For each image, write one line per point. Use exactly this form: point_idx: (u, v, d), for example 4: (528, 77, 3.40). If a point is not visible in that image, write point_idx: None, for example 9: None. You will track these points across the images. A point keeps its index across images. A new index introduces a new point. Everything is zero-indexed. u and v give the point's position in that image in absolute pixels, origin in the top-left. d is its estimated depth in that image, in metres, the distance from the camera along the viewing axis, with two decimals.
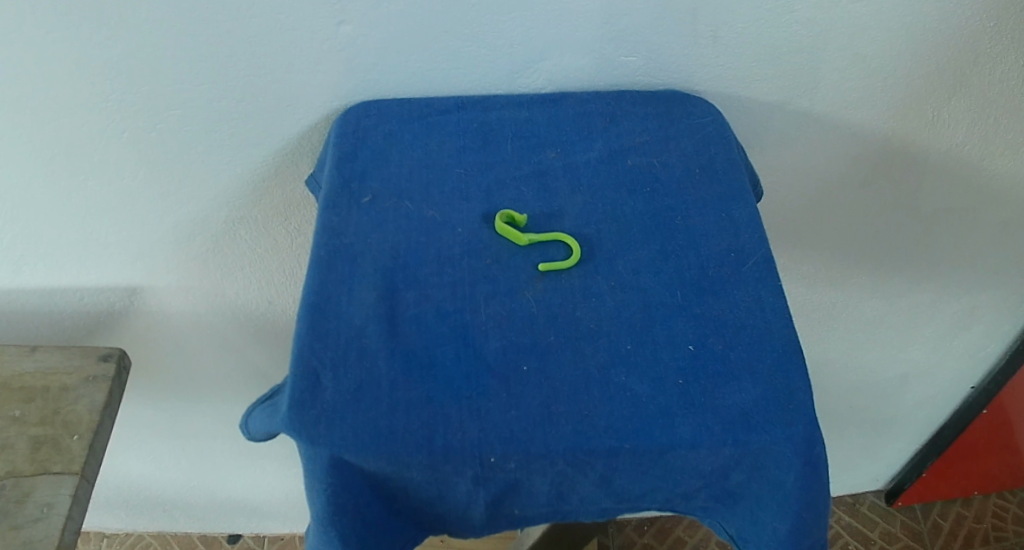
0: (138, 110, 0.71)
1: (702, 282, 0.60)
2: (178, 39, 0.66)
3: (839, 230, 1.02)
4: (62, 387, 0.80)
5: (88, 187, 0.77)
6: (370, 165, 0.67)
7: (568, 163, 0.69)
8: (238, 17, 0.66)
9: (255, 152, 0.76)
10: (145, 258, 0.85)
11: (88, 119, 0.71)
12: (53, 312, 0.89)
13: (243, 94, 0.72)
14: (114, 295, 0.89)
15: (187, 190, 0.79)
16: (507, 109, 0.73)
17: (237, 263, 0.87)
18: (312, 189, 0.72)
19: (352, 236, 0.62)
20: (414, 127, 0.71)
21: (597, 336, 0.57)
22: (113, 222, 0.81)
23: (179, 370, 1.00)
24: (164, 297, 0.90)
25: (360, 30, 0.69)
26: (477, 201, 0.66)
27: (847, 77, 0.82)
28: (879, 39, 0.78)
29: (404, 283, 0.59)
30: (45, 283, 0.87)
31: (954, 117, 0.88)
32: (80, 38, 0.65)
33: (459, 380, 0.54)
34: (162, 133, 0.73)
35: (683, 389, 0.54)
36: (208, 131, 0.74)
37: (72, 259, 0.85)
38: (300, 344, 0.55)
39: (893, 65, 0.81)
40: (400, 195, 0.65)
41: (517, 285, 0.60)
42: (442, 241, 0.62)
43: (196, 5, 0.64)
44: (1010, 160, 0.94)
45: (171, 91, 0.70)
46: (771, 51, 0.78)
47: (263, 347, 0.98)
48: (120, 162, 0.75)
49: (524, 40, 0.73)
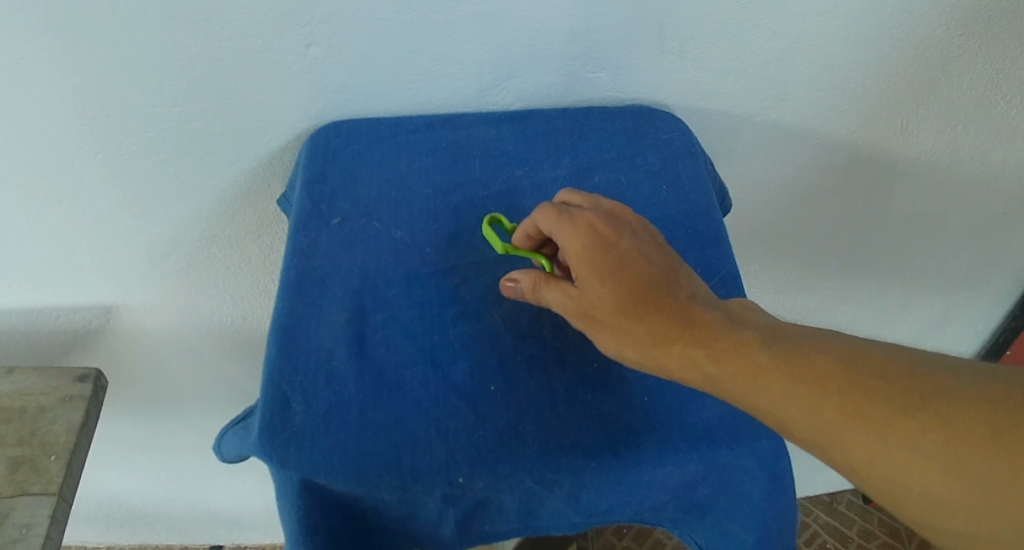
0: (109, 132, 0.72)
1: None
2: (147, 62, 0.67)
3: (807, 238, 1.04)
4: (39, 408, 0.80)
5: (61, 208, 0.77)
6: (339, 187, 0.69)
7: (536, 181, 0.71)
8: (207, 39, 0.66)
9: (229, 171, 0.78)
10: (120, 277, 0.86)
11: (60, 143, 0.71)
12: (29, 331, 0.90)
13: (214, 115, 0.72)
14: (89, 314, 0.89)
15: (161, 209, 0.80)
16: (475, 127, 0.74)
17: (213, 280, 0.88)
18: (284, 209, 0.75)
19: (321, 257, 0.63)
20: (384, 146, 0.72)
21: (564, 355, 0.58)
22: (86, 243, 0.82)
23: (157, 386, 1.00)
24: (139, 314, 0.90)
25: (328, 51, 0.70)
26: (446, 221, 0.67)
27: (813, 88, 0.83)
28: (844, 51, 0.80)
29: (373, 305, 0.60)
30: (20, 304, 0.87)
31: (923, 125, 0.89)
32: (50, 63, 0.65)
33: (427, 401, 0.55)
34: (134, 152, 0.74)
35: (648, 407, 0.56)
36: (179, 151, 0.75)
37: (46, 280, 0.85)
38: (269, 368, 0.56)
39: (859, 75, 0.82)
40: (369, 216, 0.67)
41: (484, 304, 0.61)
42: (411, 262, 0.63)
43: (164, 28, 0.65)
44: (981, 165, 0.95)
45: (141, 113, 0.71)
46: (737, 65, 0.79)
47: (242, 361, 0.99)
48: (92, 183, 0.76)
49: (492, 58, 0.74)
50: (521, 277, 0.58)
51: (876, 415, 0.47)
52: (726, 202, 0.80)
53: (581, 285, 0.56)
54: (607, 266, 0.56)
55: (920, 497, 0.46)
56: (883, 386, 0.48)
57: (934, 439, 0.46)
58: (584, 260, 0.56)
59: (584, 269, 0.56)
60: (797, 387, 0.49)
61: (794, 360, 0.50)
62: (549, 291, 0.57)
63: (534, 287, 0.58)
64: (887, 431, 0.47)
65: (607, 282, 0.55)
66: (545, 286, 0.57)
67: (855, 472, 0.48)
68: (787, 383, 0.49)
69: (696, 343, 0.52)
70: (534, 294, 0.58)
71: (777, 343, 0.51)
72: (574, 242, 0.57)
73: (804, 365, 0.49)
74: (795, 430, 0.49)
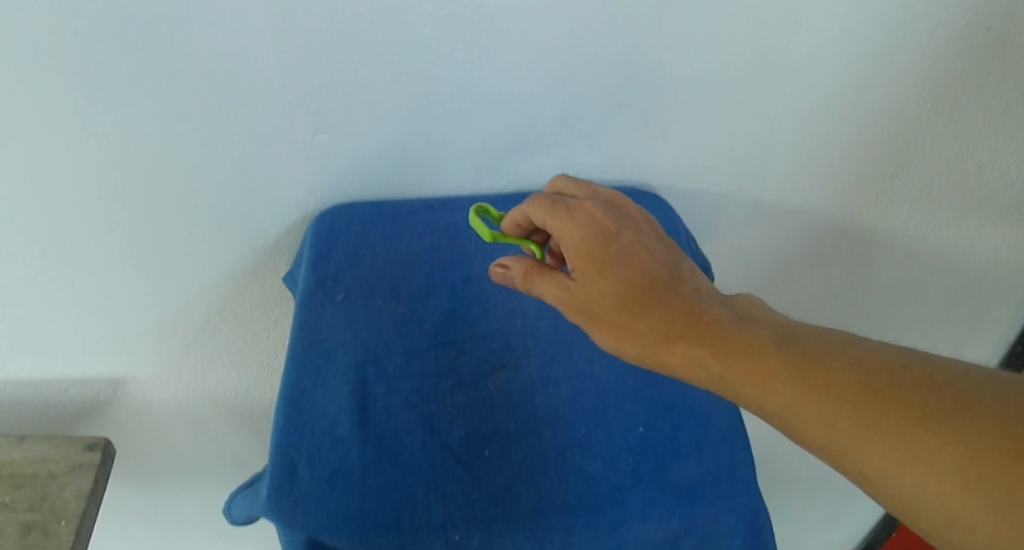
0: (133, 215, 0.77)
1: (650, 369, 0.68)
2: (173, 151, 0.73)
3: (788, 308, 1.09)
4: (49, 475, 0.82)
5: (81, 285, 0.82)
6: (342, 264, 0.72)
7: None
8: (227, 131, 0.73)
9: (240, 249, 0.83)
10: (130, 351, 0.90)
11: (87, 224, 0.77)
12: (39, 404, 0.92)
13: (229, 198, 0.78)
14: (98, 386, 0.92)
15: (176, 286, 0.85)
16: (473, 207, 0.77)
17: (220, 353, 0.92)
18: (290, 286, 0.81)
19: (326, 331, 0.67)
20: (386, 226, 0.74)
21: (553, 421, 0.65)
22: (104, 321, 0.86)
23: (158, 457, 1.02)
24: (147, 387, 0.94)
25: (336, 138, 0.76)
26: (444, 296, 0.72)
27: (788, 170, 0.90)
28: (814, 133, 0.86)
29: (374, 376, 0.65)
30: (32, 377, 0.89)
31: (895, 198, 0.94)
32: (84, 152, 0.71)
33: (424, 465, 0.61)
34: (156, 234, 0.79)
35: (633, 467, 0.63)
36: (196, 230, 0.80)
37: (59, 353, 0.88)
38: (277, 438, 0.61)
39: (832, 157, 0.89)
40: (371, 292, 0.71)
41: (480, 375, 0.67)
42: (411, 335, 0.68)
43: (190, 122, 0.71)
44: (953, 234, 1.00)
45: (163, 197, 0.76)
46: (714, 146, 0.86)
47: (244, 431, 1.01)
48: (113, 260, 0.80)
49: (487, 144, 0.81)
50: (511, 265, 0.63)
51: (890, 425, 0.51)
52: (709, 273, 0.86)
53: (577, 277, 0.61)
54: (604, 259, 0.61)
55: (938, 513, 0.50)
56: (896, 395, 0.53)
57: (952, 452, 0.49)
58: (582, 252, 0.61)
59: (580, 262, 0.61)
60: (808, 392, 0.54)
61: (807, 366, 0.55)
62: (540, 280, 0.62)
63: (525, 276, 0.62)
64: (901, 442, 0.51)
65: (606, 275, 0.60)
66: (536, 276, 0.62)
67: (871, 481, 0.52)
68: (796, 386, 0.55)
69: (700, 343, 0.58)
70: (525, 282, 0.62)
71: (788, 345, 0.57)
72: (574, 236, 0.62)
73: (817, 371, 0.55)
74: (805, 433, 0.54)
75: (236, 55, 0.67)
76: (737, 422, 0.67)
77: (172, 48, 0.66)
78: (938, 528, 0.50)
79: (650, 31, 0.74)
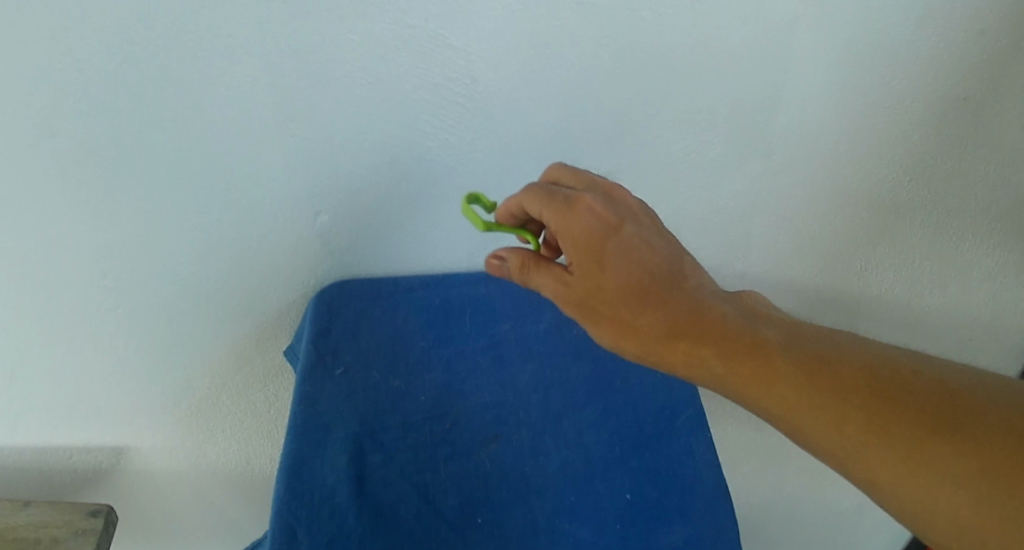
0: (126, 295, 0.68)
1: (638, 438, 0.73)
2: (178, 218, 0.64)
3: None
4: (51, 540, 0.75)
5: (78, 361, 0.72)
6: (341, 336, 0.71)
7: (520, 335, 0.76)
8: (227, 197, 0.64)
9: (243, 324, 0.74)
10: (136, 422, 0.79)
11: (83, 294, 0.67)
12: (41, 471, 0.80)
13: (241, 273, 0.70)
14: (101, 454, 0.81)
15: (182, 367, 0.75)
16: (466, 286, 0.76)
17: (219, 427, 0.81)
18: (290, 359, 0.75)
19: (325, 404, 0.67)
20: (382, 300, 0.73)
21: (543, 490, 0.68)
22: (99, 409, 0.77)
23: (156, 535, 0.92)
24: (153, 455, 0.82)
25: (336, 218, 0.68)
26: (438, 371, 0.72)
27: (794, 235, 0.84)
28: (814, 203, 0.81)
29: (372, 447, 0.66)
30: (32, 445, 0.78)
31: (876, 267, 0.89)
32: (85, 220, 0.62)
33: (422, 534, 0.63)
34: (159, 313, 0.70)
35: (621, 533, 0.68)
36: (206, 306, 0.71)
37: (60, 425, 0.77)
38: (278, 502, 0.60)
39: (839, 216, 0.83)
40: (369, 366, 0.70)
41: (474, 446, 0.69)
42: (407, 409, 0.69)
43: (197, 185, 0.62)
44: (939, 297, 0.94)
45: (163, 270, 0.67)
46: (717, 217, 0.79)
47: (248, 507, 0.91)
48: (114, 334, 0.71)
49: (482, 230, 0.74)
50: (509, 256, 0.60)
51: (897, 431, 0.51)
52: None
53: (577, 272, 0.59)
54: (606, 256, 0.58)
55: (945, 523, 0.49)
56: (903, 400, 0.52)
57: (969, 463, 0.48)
58: (580, 246, 0.58)
59: (581, 256, 0.58)
60: (814, 392, 0.54)
61: (812, 366, 0.55)
62: (536, 274, 0.60)
63: (522, 268, 0.60)
64: (909, 450, 0.50)
65: (607, 271, 0.58)
66: (533, 269, 0.60)
67: (877, 488, 0.52)
68: (803, 384, 0.54)
69: (705, 341, 0.57)
70: (521, 274, 0.60)
71: (794, 344, 0.56)
72: (575, 229, 0.58)
73: (823, 371, 0.54)
74: (809, 433, 0.54)
75: (241, 118, 0.60)
76: (722, 486, 0.72)
77: (158, 102, 0.57)
78: (947, 538, 0.49)
79: (656, 84, 0.67)
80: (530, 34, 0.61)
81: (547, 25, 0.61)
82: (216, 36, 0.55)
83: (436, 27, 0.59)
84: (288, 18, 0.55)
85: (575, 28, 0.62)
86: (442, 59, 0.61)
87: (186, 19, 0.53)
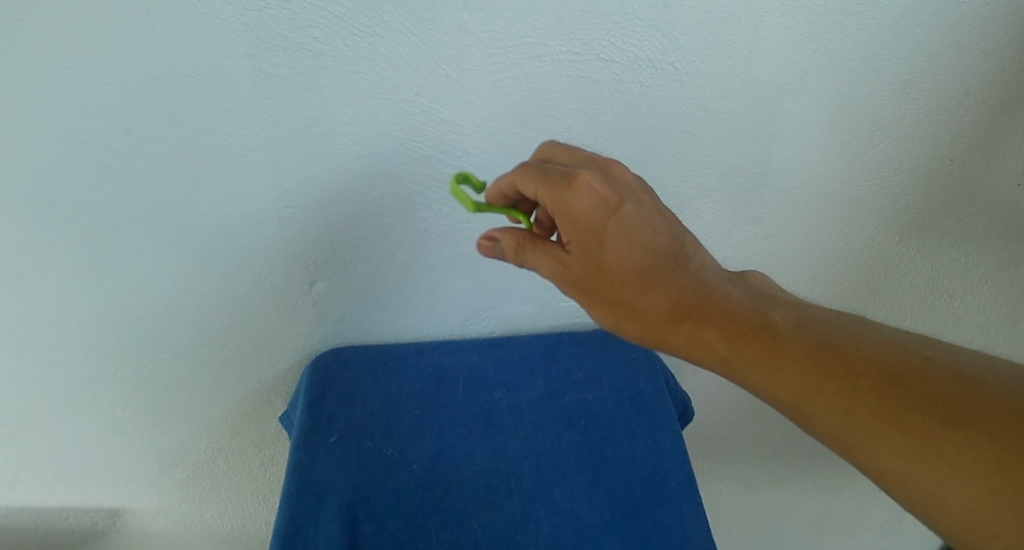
0: (88, 288, 0.56)
1: (630, 504, 0.58)
2: (118, 211, 0.53)
3: (776, 437, 0.88)
4: None
5: (38, 430, 0.64)
6: (336, 405, 0.63)
7: (512, 404, 0.65)
8: (198, 177, 0.52)
9: (197, 358, 0.63)
10: (132, 482, 0.71)
11: (52, 338, 0.59)
12: (40, 533, 0.72)
13: (187, 337, 0.61)
14: (98, 516, 0.73)
15: (177, 430, 0.68)
16: (459, 353, 0.67)
17: (215, 489, 0.73)
18: (285, 426, 0.66)
19: (319, 472, 0.58)
20: (377, 371, 0.65)
21: None
22: (38, 389, 0.61)
23: None
24: (148, 519, 0.75)
25: (346, 273, 0.61)
26: (432, 438, 0.62)
27: (816, 261, 0.69)
28: (838, 223, 0.67)
29: (367, 515, 0.56)
30: (30, 503, 0.70)
31: (908, 278, 0.73)
32: (35, 224, 0.52)
33: None
34: (120, 393, 0.63)
35: None
36: (169, 388, 0.64)
37: (53, 483, 0.69)
38: (281, 508, 0.55)
39: (853, 233, 0.68)
40: (364, 434, 0.61)
41: (465, 512, 0.57)
42: (400, 476, 0.59)
43: (167, 164, 0.51)
44: (946, 304, 0.75)
45: (151, 325, 0.60)
46: (735, 227, 0.65)
47: None
48: (58, 412, 0.63)
49: (474, 283, 0.65)
50: (502, 235, 0.49)
51: (909, 420, 0.44)
52: (688, 411, 0.72)
53: (574, 250, 0.48)
54: (604, 237, 0.46)
55: (957, 516, 0.42)
56: (911, 386, 0.45)
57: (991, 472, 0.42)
58: (579, 225, 0.46)
59: (577, 235, 0.47)
60: (820, 381, 0.47)
61: (820, 353, 0.48)
62: (534, 255, 0.48)
63: (517, 249, 0.49)
64: (921, 439, 0.44)
65: (607, 251, 0.47)
66: (529, 249, 0.48)
67: (886, 477, 0.45)
68: (811, 378, 0.47)
69: (708, 323, 0.48)
70: (516, 256, 0.49)
71: (801, 325, 0.49)
72: (574, 208, 0.46)
73: (832, 357, 0.47)
74: (816, 423, 0.47)
75: (231, 130, 0.51)
76: None
77: (166, 175, 0.52)
78: (957, 535, 0.43)
79: (522, 118, 0.55)
80: (529, 102, 0.54)
81: (541, 101, 0.54)
82: (214, 112, 0.49)
83: (429, 101, 0.52)
84: (279, 93, 0.50)
85: (586, 97, 0.54)
86: (433, 133, 0.54)
87: (191, 97, 0.48)
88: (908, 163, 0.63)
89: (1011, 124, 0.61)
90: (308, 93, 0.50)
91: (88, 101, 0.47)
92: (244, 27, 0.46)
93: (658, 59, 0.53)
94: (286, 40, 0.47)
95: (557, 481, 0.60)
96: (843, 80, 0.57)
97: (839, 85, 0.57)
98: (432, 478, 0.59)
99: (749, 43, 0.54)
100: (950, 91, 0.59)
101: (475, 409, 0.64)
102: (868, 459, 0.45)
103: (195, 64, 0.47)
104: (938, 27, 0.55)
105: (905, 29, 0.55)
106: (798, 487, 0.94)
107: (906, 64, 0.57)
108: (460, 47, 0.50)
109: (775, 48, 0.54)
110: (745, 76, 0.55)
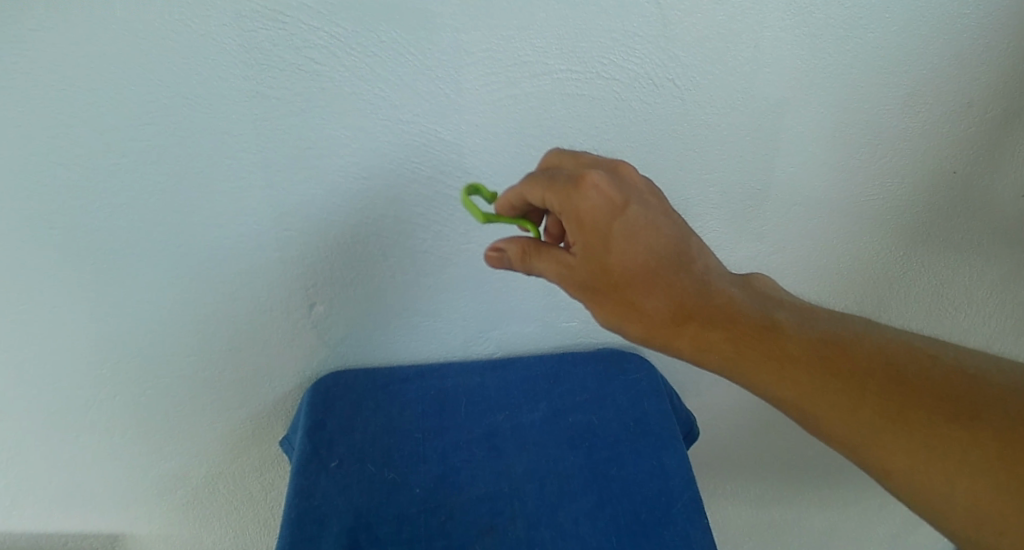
0: (87, 311, 0.56)
1: (635, 526, 0.57)
2: (116, 234, 0.52)
3: (781, 454, 0.87)
4: None
5: (36, 456, 0.64)
6: (337, 429, 0.62)
7: (515, 425, 0.64)
8: (197, 199, 0.52)
9: (197, 382, 0.63)
10: (132, 506, 0.70)
11: (49, 363, 0.58)
12: None
13: (187, 361, 0.61)
14: (97, 541, 0.72)
15: (176, 455, 0.67)
16: (461, 374, 0.67)
17: (215, 513, 0.72)
18: (285, 450, 0.66)
19: (320, 497, 0.57)
20: (379, 394, 0.64)
21: None
22: (35, 414, 0.61)
23: None
24: (147, 543, 0.74)
25: (347, 294, 0.61)
26: (434, 461, 0.61)
27: (820, 276, 0.69)
28: (841, 237, 0.66)
29: (369, 541, 0.55)
30: (29, 529, 0.69)
31: (912, 292, 0.72)
32: (34, 248, 0.52)
33: None
34: (118, 418, 0.63)
35: None
36: (168, 412, 0.64)
37: (52, 508, 0.68)
38: (283, 534, 0.55)
39: (856, 247, 0.67)
40: (365, 458, 0.61)
41: (468, 537, 0.56)
42: (402, 500, 0.58)
43: (166, 187, 0.51)
44: (952, 317, 0.75)
45: (151, 349, 0.59)
46: (736, 243, 0.65)
47: None
48: (57, 437, 0.63)
49: (476, 303, 0.64)
50: (508, 244, 0.49)
51: (916, 419, 0.44)
52: (694, 430, 0.72)
53: (579, 252, 0.47)
54: (610, 238, 0.46)
55: (963, 515, 0.42)
56: (919, 384, 0.45)
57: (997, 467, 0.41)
58: (585, 226, 0.46)
59: (583, 237, 0.46)
60: (828, 380, 0.46)
61: (828, 352, 0.47)
62: (539, 261, 0.48)
63: (523, 257, 0.49)
64: (928, 438, 0.43)
65: (612, 252, 0.47)
66: (535, 255, 0.48)
67: (890, 476, 0.44)
68: (818, 379, 0.46)
69: (713, 324, 0.48)
70: (523, 264, 0.49)
71: (808, 324, 0.49)
72: (581, 209, 0.45)
73: (840, 357, 0.47)
74: (825, 424, 0.46)
75: (229, 153, 0.50)
76: None
77: (165, 198, 0.51)
78: (966, 535, 0.42)
79: (521, 136, 0.54)
80: (528, 121, 0.54)
81: (541, 119, 0.54)
82: (212, 135, 0.49)
83: (427, 121, 0.52)
84: (277, 114, 0.49)
85: (585, 115, 0.54)
86: (433, 153, 0.54)
87: (190, 120, 0.48)
88: (911, 175, 0.63)
89: (1014, 135, 0.61)
90: (307, 115, 0.50)
91: (86, 125, 0.47)
92: (241, 49, 0.46)
93: (658, 75, 0.53)
94: (284, 61, 0.47)
95: (562, 504, 0.59)
96: (843, 95, 0.57)
97: (839, 99, 0.57)
98: (435, 502, 0.58)
99: (748, 59, 0.53)
100: (951, 103, 0.59)
101: (478, 431, 0.64)
102: (875, 460, 0.45)
103: (193, 85, 0.47)
104: (938, 40, 0.55)
105: (905, 43, 0.55)
106: (804, 505, 0.93)
107: (906, 78, 0.57)
108: (458, 66, 0.50)
109: (775, 63, 0.54)
110: (745, 91, 0.55)
